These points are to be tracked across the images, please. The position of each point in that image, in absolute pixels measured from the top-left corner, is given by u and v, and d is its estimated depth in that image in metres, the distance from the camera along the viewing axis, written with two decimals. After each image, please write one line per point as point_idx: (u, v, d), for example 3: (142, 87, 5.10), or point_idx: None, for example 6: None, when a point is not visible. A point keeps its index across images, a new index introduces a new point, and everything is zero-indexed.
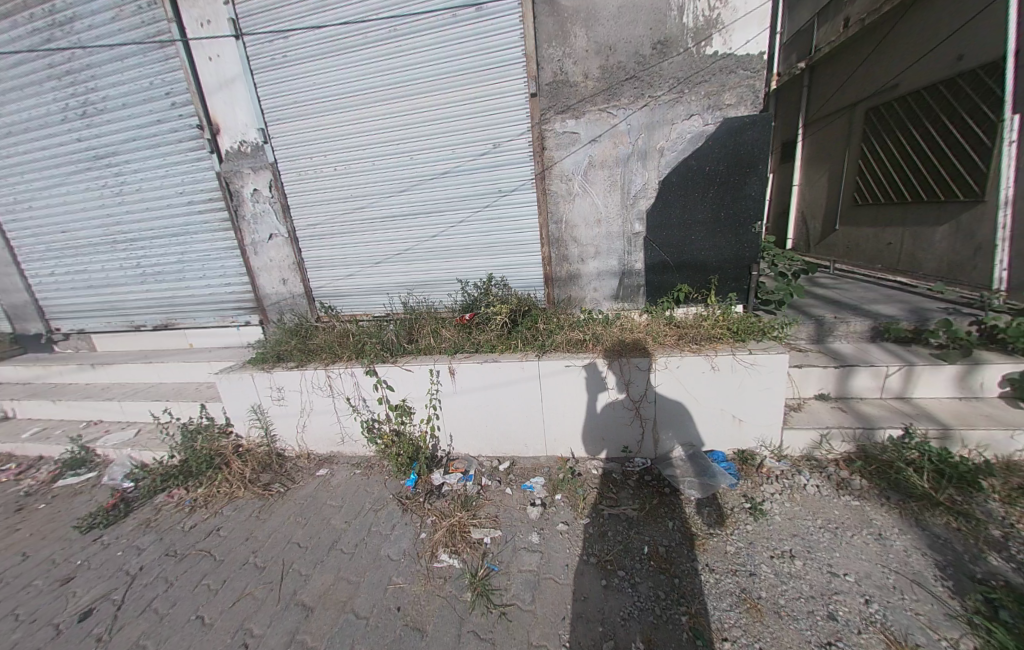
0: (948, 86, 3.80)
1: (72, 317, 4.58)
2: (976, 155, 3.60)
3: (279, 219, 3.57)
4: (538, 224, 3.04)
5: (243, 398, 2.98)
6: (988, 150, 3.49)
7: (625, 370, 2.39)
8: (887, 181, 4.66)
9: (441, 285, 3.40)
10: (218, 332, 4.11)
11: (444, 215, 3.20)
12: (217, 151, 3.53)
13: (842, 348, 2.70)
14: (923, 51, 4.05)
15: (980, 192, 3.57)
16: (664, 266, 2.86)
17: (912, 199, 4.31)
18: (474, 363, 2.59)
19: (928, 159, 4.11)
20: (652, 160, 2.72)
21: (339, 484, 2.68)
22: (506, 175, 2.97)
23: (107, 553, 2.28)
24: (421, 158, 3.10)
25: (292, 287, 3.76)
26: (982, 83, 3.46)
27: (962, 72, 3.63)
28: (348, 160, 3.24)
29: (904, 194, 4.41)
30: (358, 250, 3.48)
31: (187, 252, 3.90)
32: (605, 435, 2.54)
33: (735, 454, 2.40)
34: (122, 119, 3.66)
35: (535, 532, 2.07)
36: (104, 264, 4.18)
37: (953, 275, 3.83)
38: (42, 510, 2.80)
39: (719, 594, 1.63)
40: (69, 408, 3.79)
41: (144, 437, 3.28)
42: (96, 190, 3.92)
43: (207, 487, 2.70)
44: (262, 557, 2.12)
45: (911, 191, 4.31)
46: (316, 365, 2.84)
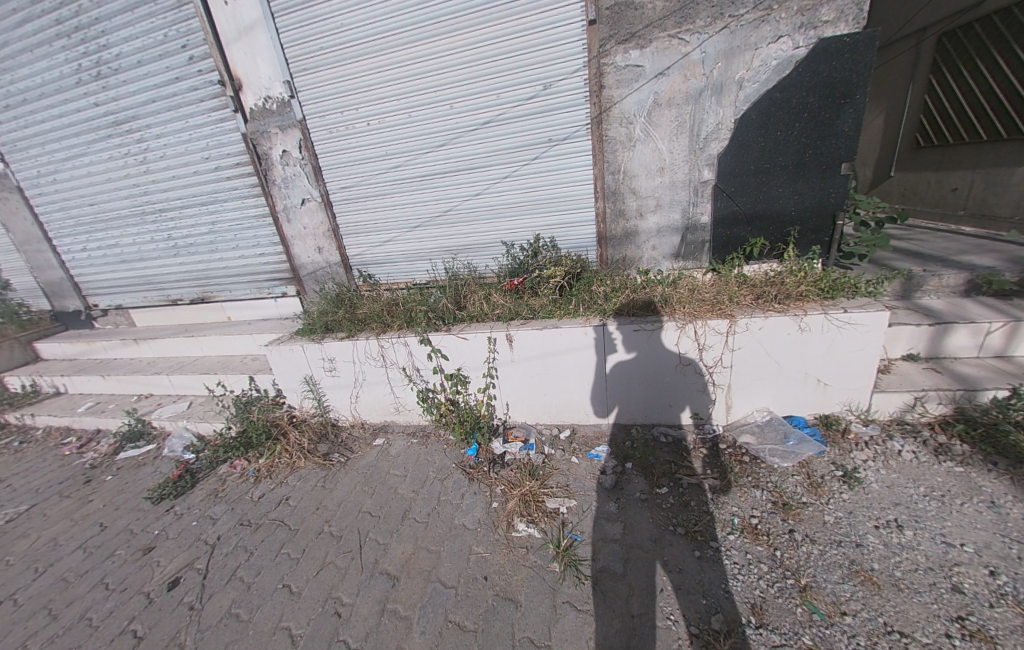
0: None
1: (109, 293, 4.56)
2: None
3: (310, 182, 3.37)
4: (592, 176, 2.78)
5: (294, 370, 2.94)
6: None
7: (701, 334, 2.22)
8: (956, 117, 4.16)
9: (485, 248, 3.21)
10: (255, 304, 4.05)
11: (489, 170, 2.95)
12: (241, 110, 3.28)
13: (934, 304, 2.46)
14: None
15: None
16: (735, 218, 2.61)
17: (992, 137, 3.84)
18: (535, 330, 2.45)
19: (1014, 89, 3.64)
20: (728, 96, 2.39)
21: (399, 453, 2.66)
22: (559, 121, 2.68)
23: (182, 524, 2.33)
24: (462, 106, 2.81)
25: (327, 256, 3.62)
26: None
27: None
28: (381, 113, 2.97)
29: (979, 132, 3.94)
30: (396, 212, 3.28)
31: (217, 222, 3.76)
32: (674, 401, 2.41)
33: (816, 419, 2.27)
34: (137, 79, 3.41)
35: (612, 501, 2.00)
36: (135, 238, 4.08)
37: None
38: (111, 481, 2.88)
39: (827, 565, 1.54)
40: (118, 383, 3.84)
41: (197, 410, 3.31)
42: (119, 159, 3.75)
43: (268, 457, 2.73)
44: (335, 526, 2.12)
45: (989, 128, 3.85)
46: (367, 335, 2.75)
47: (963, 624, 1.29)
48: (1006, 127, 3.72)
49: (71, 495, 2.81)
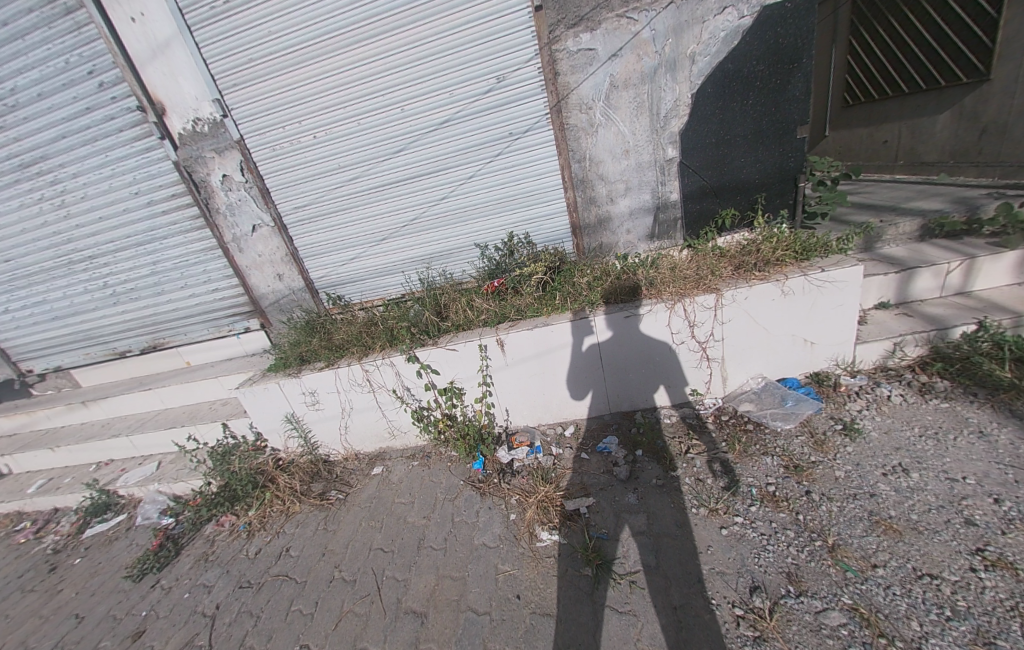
0: None
1: (43, 356, 4.08)
2: (982, 29, 3.42)
3: (259, 206, 3.13)
4: (557, 166, 2.73)
5: (273, 410, 2.73)
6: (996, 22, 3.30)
7: (690, 312, 2.22)
8: (878, 74, 4.42)
9: (459, 252, 3.09)
10: (216, 345, 3.75)
11: (451, 172, 2.84)
12: (168, 137, 2.98)
13: (895, 252, 2.59)
14: None
15: (986, 71, 3.44)
16: (703, 192, 2.63)
17: (910, 91, 4.10)
18: (527, 330, 2.37)
19: (925, 43, 3.90)
20: (682, 71, 2.39)
21: (401, 479, 2.53)
22: (517, 113, 2.61)
23: (173, 599, 2.11)
24: (415, 108, 2.68)
25: (289, 282, 3.38)
26: None
27: None
28: (329, 124, 2.78)
29: (900, 87, 4.20)
30: (358, 227, 3.10)
31: (159, 261, 3.43)
32: (672, 381, 2.41)
33: (808, 377, 2.33)
34: (40, 113, 3.03)
35: (631, 492, 1.96)
36: (65, 290, 3.66)
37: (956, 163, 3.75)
38: (81, 564, 2.58)
39: (849, 521, 1.57)
40: (70, 453, 3.46)
41: (169, 468, 3.02)
42: (32, 206, 3.33)
43: (259, 508, 2.53)
44: (347, 570, 1.98)
45: (908, 82, 4.11)
46: (348, 361, 2.59)
47: (984, 555, 1.34)
48: (923, 79, 3.97)
49: (35, 589, 2.49)
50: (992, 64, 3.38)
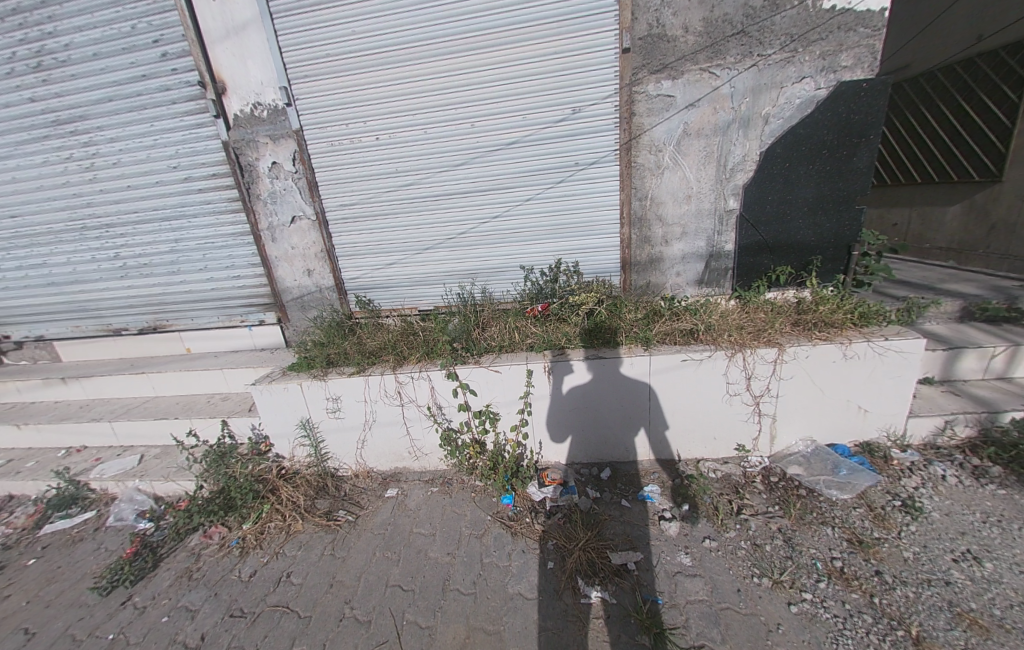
0: (967, 67, 3.90)
1: (26, 322, 3.76)
2: (993, 134, 3.66)
3: (303, 199, 3.04)
4: (617, 201, 2.73)
5: (288, 412, 2.52)
6: (1007, 129, 3.55)
7: (749, 363, 2.16)
8: (896, 163, 4.73)
9: (503, 272, 3.02)
10: (225, 334, 3.53)
11: (510, 192, 2.81)
12: (222, 116, 2.90)
13: (938, 329, 2.63)
14: (942, 32, 4.12)
15: (996, 172, 3.63)
16: (758, 246, 2.65)
17: (923, 181, 4.36)
18: (579, 360, 2.27)
19: (939, 140, 4.19)
20: (754, 129, 2.47)
21: (418, 506, 2.33)
22: (586, 145, 2.63)
23: (147, 622, 1.81)
24: (485, 125, 2.68)
25: (318, 279, 3.24)
26: (1003, 63, 3.56)
27: (982, 53, 3.73)
28: (394, 128, 2.76)
29: (914, 176, 4.47)
30: (403, 233, 3.02)
31: (182, 239, 3.26)
32: (718, 434, 2.32)
33: (858, 446, 2.27)
34: (91, 73, 2.93)
35: (683, 552, 1.81)
36: (70, 256, 3.42)
37: (963, 254, 3.89)
38: (34, 567, 2.24)
39: (928, 610, 1.46)
40: (39, 433, 3.11)
41: (154, 464, 2.73)
42: (57, 164, 3.16)
43: (257, 521, 2.28)
44: (360, 609, 1.75)
45: (922, 172, 4.38)
46: (381, 370, 2.44)
47: None
48: (937, 171, 4.22)
49: None
50: (1004, 170, 3.55)
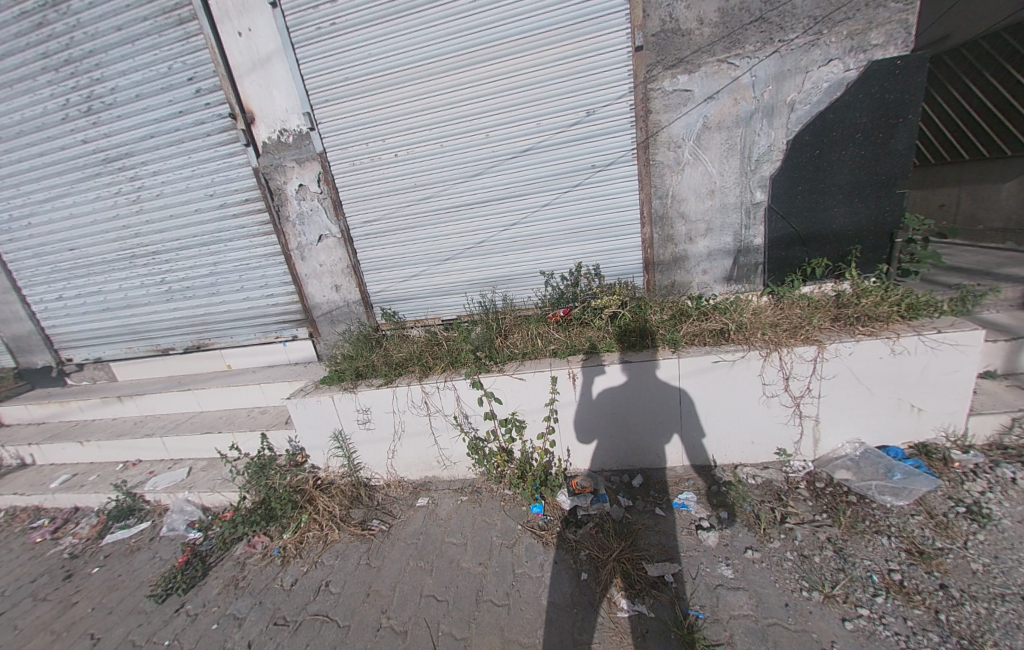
0: (1013, 32, 3.62)
1: (86, 345, 4.08)
2: None
3: (329, 218, 3.16)
4: (636, 201, 2.68)
5: (322, 425, 2.60)
6: None
7: (787, 363, 2.06)
8: (939, 140, 4.43)
9: (523, 278, 3.02)
10: (261, 350, 3.70)
11: (527, 198, 2.82)
12: (252, 144, 3.07)
13: (998, 318, 2.41)
14: None
15: None
16: (789, 239, 2.53)
17: (971, 157, 4.06)
18: (605, 365, 2.23)
19: (986, 113, 3.90)
20: (779, 117, 2.38)
21: (449, 515, 2.35)
22: (602, 147, 2.60)
23: (198, 629, 1.91)
24: (499, 135, 2.71)
25: (345, 293, 3.35)
26: None
27: None
28: (411, 144, 2.83)
29: (960, 153, 4.17)
30: (424, 245, 3.08)
31: (220, 262, 3.45)
32: (756, 438, 2.22)
33: (912, 448, 2.12)
34: (135, 113, 3.16)
35: (724, 563, 1.74)
36: (122, 282, 3.69)
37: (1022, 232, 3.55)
38: (98, 574, 2.40)
39: (1005, 628, 1.32)
40: (99, 449, 3.36)
41: (201, 476, 2.89)
42: (108, 199, 3.42)
43: (296, 531, 2.36)
44: (396, 619, 1.77)
45: (969, 149, 4.08)
46: (408, 380, 2.49)
47: None
48: (987, 146, 3.91)
49: (48, 598, 2.30)
50: None
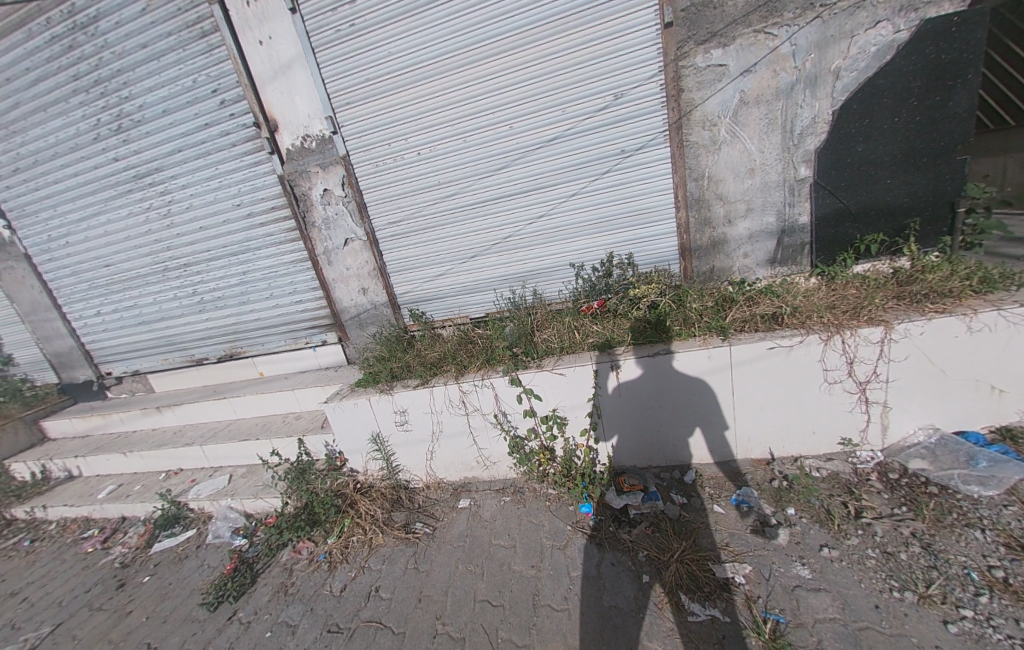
0: None
1: (124, 359, 4.18)
2: None
3: (354, 221, 3.14)
4: (670, 185, 2.57)
5: (359, 428, 2.58)
6: None
7: (850, 346, 1.93)
8: None
9: (553, 271, 2.93)
10: (291, 357, 3.72)
11: (554, 190, 2.74)
12: (276, 152, 3.08)
13: None
14: None
15: None
16: (839, 216, 2.39)
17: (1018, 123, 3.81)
18: (649, 357, 2.13)
19: None
20: (824, 87, 2.23)
21: (493, 516, 2.29)
22: (633, 131, 2.50)
23: (253, 636, 1.90)
24: (523, 126, 2.63)
25: (373, 296, 3.33)
26: None
27: None
28: (434, 141, 2.79)
29: (1005, 118, 3.92)
30: (450, 243, 3.04)
31: (249, 271, 3.48)
32: (817, 427, 2.09)
33: (994, 433, 1.95)
34: (162, 128, 3.21)
35: (799, 563, 1.64)
36: (156, 296, 3.77)
37: None
38: (150, 583, 2.43)
39: None
40: (143, 459, 3.42)
41: (241, 483, 2.91)
42: (140, 214, 3.49)
43: (341, 536, 2.35)
44: (452, 625, 1.72)
45: (1015, 113, 3.83)
46: (444, 380, 2.44)
47: None
48: None
49: (104, 607, 2.34)
50: None
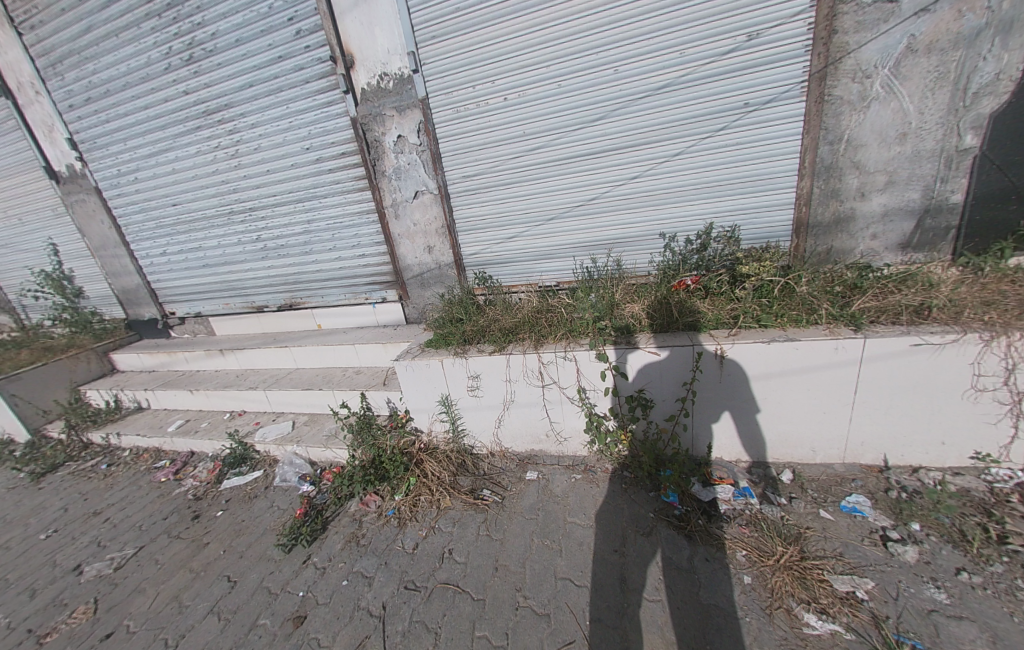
0: None
1: (187, 300, 4.28)
2: None
3: (426, 172, 2.96)
4: (797, 148, 2.26)
5: (429, 388, 2.53)
6: None
7: (1016, 349, 1.68)
8: None
9: (639, 241, 2.68)
10: (350, 311, 3.69)
11: (652, 148, 2.45)
12: (351, 91, 2.90)
13: None
14: None
15: None
16: (1002, 195, 2.07)
17: None
18: (764, 343, 1.91)
19: None
20: (1020, 34, 1.84)
21: (565, 492, 2.21)
22: (761, 80, 2.18)
23: (330, 583, 1.92)
24: (630, 70, 2.33)
25: (438, 256, 3.20)
26: None
27: None
28: (524, 85, 2.52)
29: None
30: (526, 203, 2.82)
31: (313, 220, 3.39)
32: (947, 438, 1.88)
33: None
34: (234, 60, 3.06)
35: (933, 586, 1.46)
36: (220, 239, 3.76)
37: None
38: (224, 517, 2.52)
39: None
40: (208, 398, 3.54)
41: (305, 431, 2.96)
42: (207, 153, 3.41)
43: (408, 494, 2.35)
44: (534, 599, 1.66)
45: None
46: (522, 348, 2.32)
47: None
48: None
49: (182, 536, 2.44)
50: None
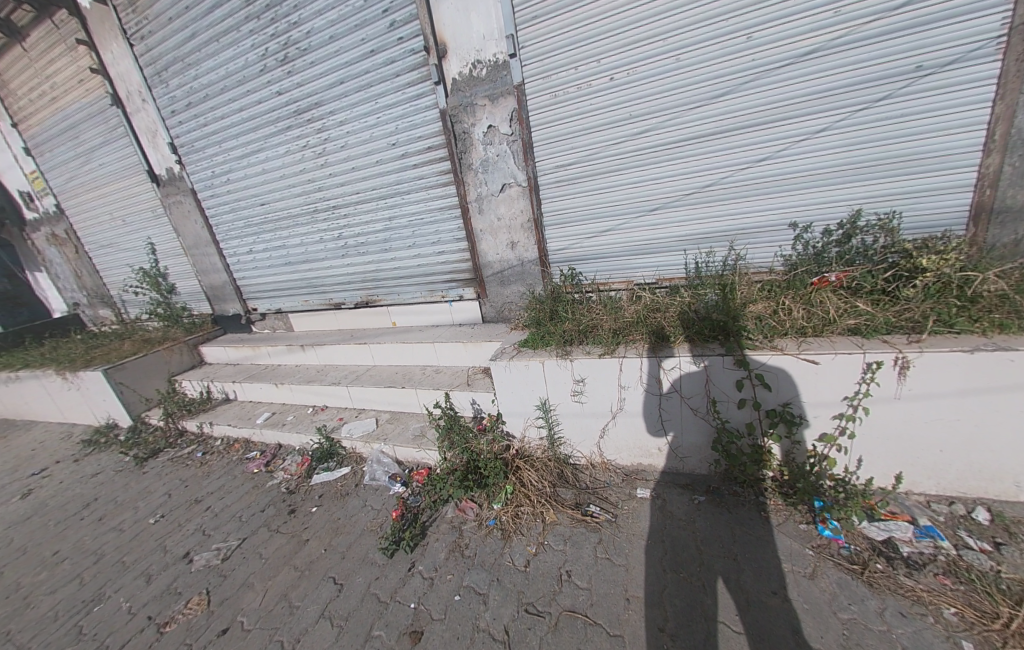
0: None
1: (268, 296, 4.42)
2: None
3: (517, 163, 2.80)
4: (985, 118, 1.87)
5: (528, 391, 2.37)
6: None
7: None
8: None
9: (764, 232, 2.36)
10: (427, 308, 3.62)
11: (789, 125, 2.14)
12: (442, 82, 2.81)
13: None
14: None
15: None
16: None
17: None
18: (960, 354, 1.57)
19: None
20: None
21: (688, 514, 1.97)
22: (941, 37, 1.82)
23: (441, 597, 1.80)
24: (769, 36, 2.03)
25: (524, 251, 3.03)
26: None
27: None
28: (637, 62, 2.29)
29: None
30: (628, 193, 2.58)
31: (395, 216, 3.34)
32: None
33: None
34: (327, 57, 3.07)
35: None
36: (303, 236, 3.83)
37: None
38: (319, 515, 2.50)
39: None
40: (292, 392, 3.60)
41: (390, 430, 2.90)
42: (295, 151, 3.47)
43: (509, 504, 2.20)
44: (685, 642, 1.43)
45: None
46: (637, 351, 2.10)
47: None
48: None
49: (281, 530, 2.44)
50: None
